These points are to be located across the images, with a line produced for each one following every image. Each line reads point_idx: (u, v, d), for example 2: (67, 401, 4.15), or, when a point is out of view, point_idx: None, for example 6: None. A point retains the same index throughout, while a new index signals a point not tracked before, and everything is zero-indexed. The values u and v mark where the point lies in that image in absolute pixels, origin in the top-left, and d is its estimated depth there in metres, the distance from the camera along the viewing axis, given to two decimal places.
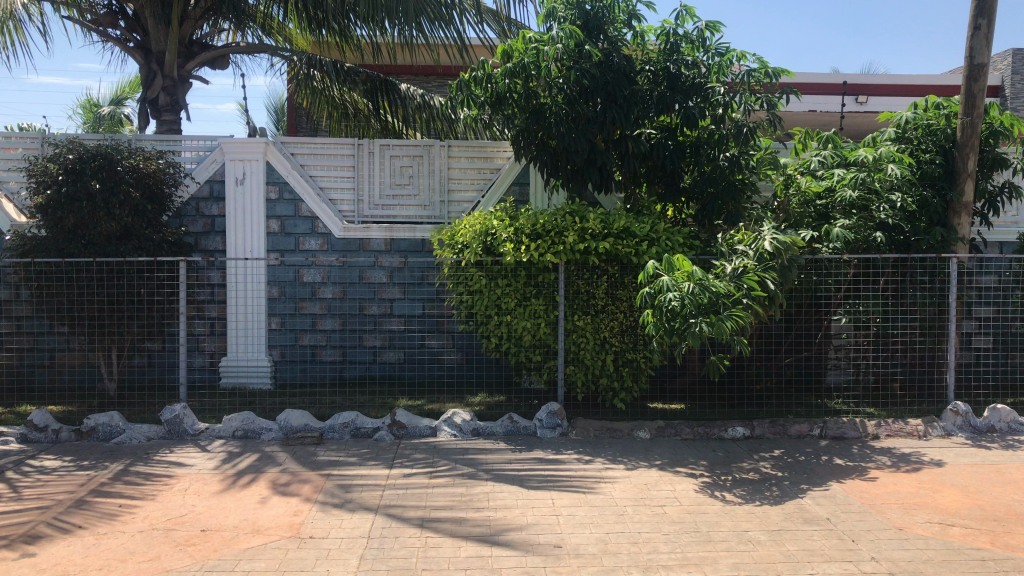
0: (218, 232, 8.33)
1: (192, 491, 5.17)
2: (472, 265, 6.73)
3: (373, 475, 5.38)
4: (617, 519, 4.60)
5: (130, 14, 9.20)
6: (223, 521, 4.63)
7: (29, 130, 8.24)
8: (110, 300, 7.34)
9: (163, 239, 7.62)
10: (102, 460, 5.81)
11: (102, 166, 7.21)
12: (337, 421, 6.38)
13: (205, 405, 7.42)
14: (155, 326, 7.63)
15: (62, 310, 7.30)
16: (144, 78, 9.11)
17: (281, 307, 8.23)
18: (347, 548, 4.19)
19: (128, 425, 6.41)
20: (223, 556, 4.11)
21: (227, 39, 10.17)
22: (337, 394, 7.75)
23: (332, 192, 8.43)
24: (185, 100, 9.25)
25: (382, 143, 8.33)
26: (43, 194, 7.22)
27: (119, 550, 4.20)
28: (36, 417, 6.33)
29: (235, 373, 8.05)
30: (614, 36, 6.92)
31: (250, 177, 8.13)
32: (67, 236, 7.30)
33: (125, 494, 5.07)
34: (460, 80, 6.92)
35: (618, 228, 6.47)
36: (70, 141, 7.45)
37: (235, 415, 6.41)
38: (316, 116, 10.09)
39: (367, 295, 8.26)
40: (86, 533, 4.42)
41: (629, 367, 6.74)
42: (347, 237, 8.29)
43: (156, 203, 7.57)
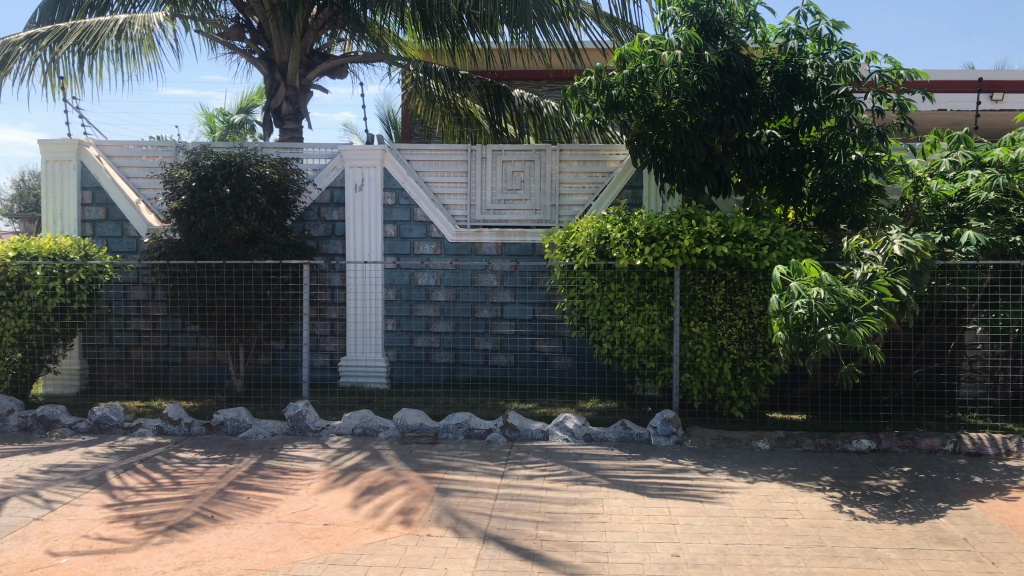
0: (339, 236, 8.56)
1: (315, 485, 5.35)
2: (584, 269, 6.73)
3: (489, 477, 5.44)
4: (736, 530, 4.49)
5: (255, 26, 9.64)
6: (345, 515, 4.76)
7: (165, 139, 8.76)
8: (239, 299, 7.71)
9: (288, 243, 7.89)
10: (233, 454, 6.09)
11: (233, 173, 7.57)
12: (451, 421, 6.45)
13: (326, 403, 7.69)
14: (279, 326, 7.93)
15: (194, 309, 7.76)
16: (268, 87, 9.51)
17: (397, 309, 8.44)
18: (463, 547, 4.23)
19: (254, 420, 6.70)
20: (346, 550, 4.22)
21: (345, 49, 10.51)
22: (452, 395, 7.93)
23: (446, 197, 8.57)
24: (306, 108, 9.61)
25: (494, 148, 8.44)
26: (178, 200, 7.63)
27: (249, 540, 4.39)
28: (171, 412, 6.75)
29: (354, 373, 8.29)
30: (734, 37, 6.77)
31: (368, 184, 8.39)
32: (200, 239, 7.66)
33: (256, 486, 5.30)
34: (575, 85, 6.88)
35: (736, 232, 6.29)
36: (202, 149, 7.81)
37: (354, 413, 6.60)
38: (430, 123, 10.36)
39: (479, 298, 8.39)
40: (220, 523, 4.65)
41: (747, 376, 6.56)
42: (459, 241, 8.40)
43: (280, 209, 7.88)
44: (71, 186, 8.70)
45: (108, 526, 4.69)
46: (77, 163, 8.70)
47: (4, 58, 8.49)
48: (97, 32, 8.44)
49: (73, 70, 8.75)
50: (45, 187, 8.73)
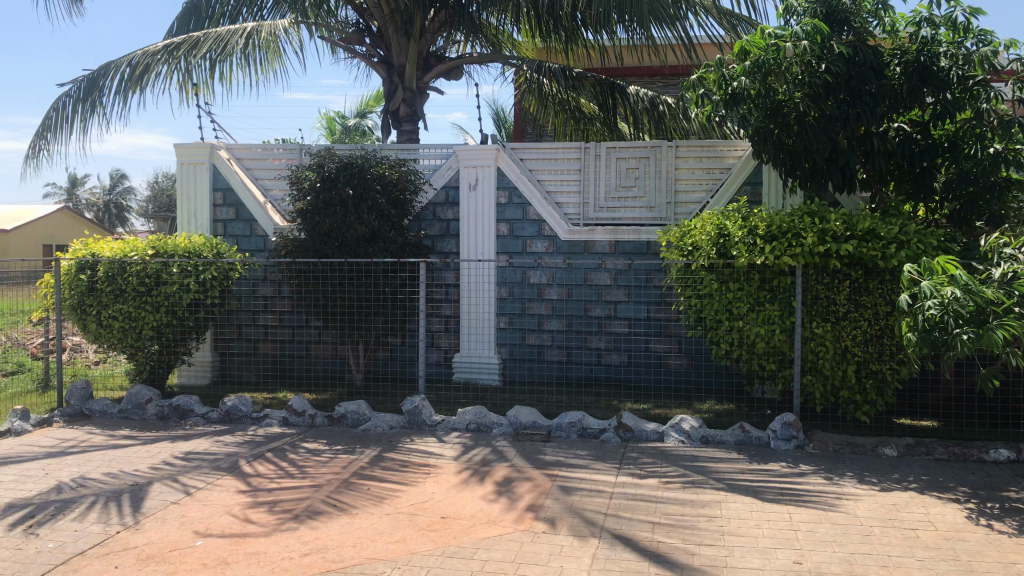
0: (453, 235, 8.70)
1: (433, 478, 5.48)
2: (702, 268, 6.61)
3: (604, 477, 5.42)
4: (862, 540, 4.32)
5: (375, 30, 9.90)
6: (461, 509, 4.85)
7: (290, 142, 9.13)
8: (359, 296, 7.96)
9: (406, 242, 8.09)
10: (354, 446, 6.30)
11: (355, 174, 7.81)
12: (564, 420, 6.46)
13: (442, 399, 7.89)
14: (397, 323, 8.14)
15: (318, 306, 8.06)
16: (386, 90, 9.76)
17: (510, 307, 8.50)
18: (580, 546, 4.24)
19: (373, 413, 6.92)
20: (463, 544, 4.30)
21: (460, 50, 10.68)
22: (565, 392, 7.96)
23: (559, 195, 8.58)
24: (423, 110, 9.81)
25: (608, 146, 8.39)
26: (304, 201, 7.93)
27: (371, 530, 4.53)
28: (295, 403, 7.04)
29: (467, 369, 8.41)
30: (861, 27, 6.54)
31: (482, 182, 8.47)
32: (323, 238, 7.92)
33: (376, 478, 5.47)
34: (694, 78, 6.80)
35: (862, 229, 6.05)
36: (325, 151, 8.09)
37: (469, 409, 6.70)
38: (543, 122, 10.40)
39: (591, 297, 8.33)
40: (343, 513, 4.82)
41: (873, 380, 6.31)
42: (573, 240, 8.39)
43: (398, 208, 8.08)
44: (204, 188, 9.17)
45: (240, 512, 4.94)
46: (209, 165, 9.16)
47: (143, 67, 9.01)
48: (228, 41, 8.85)
49: (206, 78, 9.21)
50: (181, 189, 9.23)
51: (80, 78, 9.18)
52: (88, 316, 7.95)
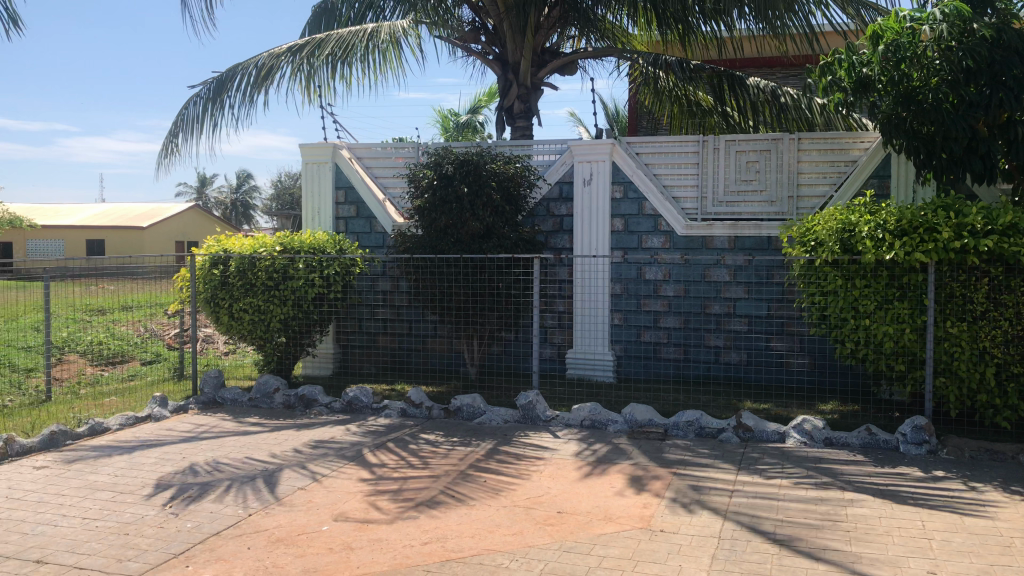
0: (567, 231, 8.71)
1: (548, 473, 5.51)
2: (827, 264, 6.41)
3: (722, 477, 5.32)
4: (1003, 551, 4.08)
5: (490, 28, 10.00)
6: (578, 505, 4.85)
7: (408, 141, 9.36)
8: (474, 291, 8.06)
9: (519, 238, 8.13)
10: (471, 438, 6.41)
11: (471, 172, 7.91)
12: (681, 418, 6.38)
13: (557, 395, 7.90)
14: (511, 318, 8.22)
15: (435, 300, 8.21)
16: (501, 87, 9.85)
17: (625, 304, 8.44)
18: (699, 545, 4.17)
19: (488, 407, 7.02)
20: (580, 539, 4.31)
21: (573, 46, 10.68)
22: (682, 391, 7.86)
23: (676, 189, 8.45)
24: (538, 106, 9.84)
25: (727, 139, 8.20)
26: (421, 198, 8.09)
27: (488, 521, 4.60)
28: (413, 395, 7.23)
29: (581, 365, 8.40)
30: (1005, 8, 6.29)
31: (597, 178, 8.44)
32: (440, 234, 8.06)
33: (493, 471, 5.55)
34: (823, 64, 6.68)
35: (1003, 224, 5.72)
36: (442, 149, 8.23)
37: (584, 405, 6.70)
38: (658, 115, 10.26)
39: (710, 293, 8.18)
40: (461, 504, 4.91)
41: (1015, 385, 5.91)
42: (689, 235, 8.26)
43: (513, 204, 8.12)
44: (327, 186, 9.49)
45: (363, 499, 5.10)
46: (332, 164, 9.47)
47: (269, 68, 9.38)
48: (349, 41, 9.12)
49: (329, 78, 9.52)
50: (306, 187, 9.59)
51: (211, 81, 9.64)
52: (221, 307, 8.38)
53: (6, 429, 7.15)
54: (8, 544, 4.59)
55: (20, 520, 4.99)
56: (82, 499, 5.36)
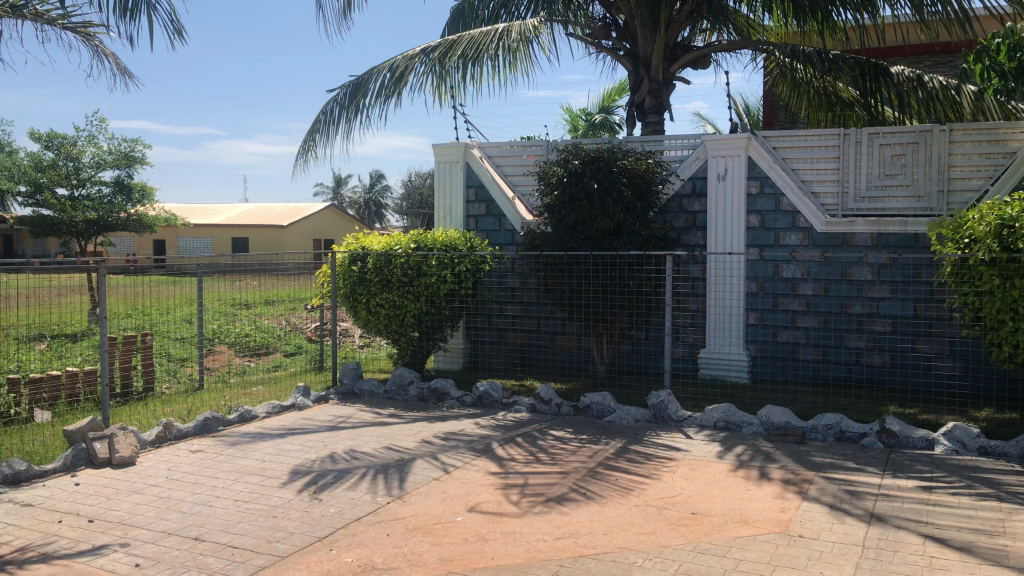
0: (700, 228, 8.54)
1: (681, 474, 5.44)
2: (983, 264, 5.99)
3: (866, 483, 5.11)
4: None
5: (621, 24, 9.92)
6: (712, 506, 4.77)
7: (537, 139, 9.43)
8: (604, 288, 8.04)
9: (651, 235, 8.02)
10: (601, 436, 6.41)
11: (602, 168, 7.85)
12: (820, 422, 6.15)
13: (688, 394, 7.81)
14: (641, 316, 8.16)
15: (564, 298, 8.24)
16: (632, 83, 9.77)
17: (761, 303, 8.22)
18: (841, 553, 4.01)
19: (618, 405, 7.01)
20: (715, 541, 4.23)
21: (706, 39, 10.47)
22: (819, 394, 7.61)
23: (815, 184, 8.14)
24: (669, 101, 9.71)
25: (870, 132, 7.85)
26: (551, 195, 8.12)
27: (621, 520, 4.59)
28: (542, 391, 7.30)
29: (713, 365, 8.25)
30: None
31: (732, 173, 8.25)
32: (570, 232, 8.08)
33: (625, 470, 5.53)
34: (981, 49, 6.25)
35: None
36: (573, 146, 8.24)
37: (717, 406, 6.58)
38: (795, 107, 9.93)
39: (851, 293, 7.88)
40: (593, 501, 4.93)
41: None
42: (830, 232, 7.96)
43: (645, 200, 8.03)
44: (458, 185, 9.68)
45: (496, 493, 5.19)
46: (463, 163, 9.66)
47: (403, 70, 9.64)
48: (481, 41, 9.27)
49: (461, 78, 9.70)
50: (439, 186, 9.81)
51: (347, 84, 10.01)
52: (358, 302, 8.71)
53: (164, 414, 7.67)
54: (169, 521, 4.93)
55: (179, 499, 5.35)
56: (233, 482, 5.69)
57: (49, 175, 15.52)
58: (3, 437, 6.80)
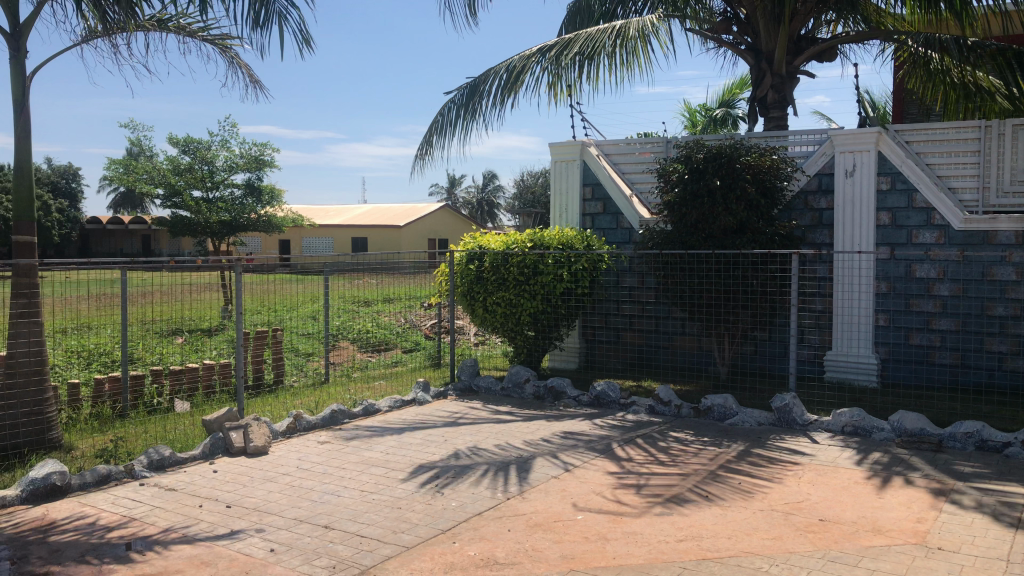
0: (826, 225, 8.25)
1: (808, 479, 5.28)
2: None
3: (1010, 494, 4.83)
4: None
5: (743, 17, 9.68)
6: (842, 514, 4.61)
7: (655, 137, 9.35)
8: (726, 288, 7.88)
9: (775, 233, 7.80)
10: (722, 439, 6.31)
11: (724, 165, 7.74)
12: (958, 429, 5.85)
13: (815, 397, 7.57)
14: (766, 316, 7.97)
15: (684, 297, 8.12)
16: (754, 77, 9.53)
17: (892, 304, 7.90)
18: (984, 568, 3.81)
19: (740, 408, 6.90)
20: (846, 550, 4.09)
21: (831, 31, 10.11)
22: (957, 401, 7.22)
23: (952, 179, 7.77)
24: (793, 95, 9.43)
25: (1014, 122, 7.38)
26: (671, 192, 8.03)
27: (745, 524, 4.50)
28: (662, 392, 7.22)
29: (840, 368, 7.96)
30: None
31: (860, 169, 7.94)
32: (690, 230, 7.97)
33: (748, 473, 5.42)
34: None
35: None
36: (694, 143, 8.12)
37: (845, 410, 6.37)
38: (930, 98, 9.46)
39: (993, 294, 7.50)
40: (715, 504, 4.85)
41: None
42: (969, 230, 7.54)
43: (768, 197, 7.84)
44: (575, 184, 9.68)
45: (616, 492, 5.18)
46: (580, 162, 9.65)
47: (519, 70, 9.71)
48: (598, 39, 9.26)
49: (578, 77, 9.72)
50: (556, 185, 9.83)
51: (465, 86, 10.18)
52: (476, 300, 8.85)
53: (293, 406, 8.01)
54: (300, 508, 5.14)
55: (309, 488, 5.57)
56: (359, 473, 5.88)
57: (186, 178, 16.45)
58: (148, 424, 7.25)
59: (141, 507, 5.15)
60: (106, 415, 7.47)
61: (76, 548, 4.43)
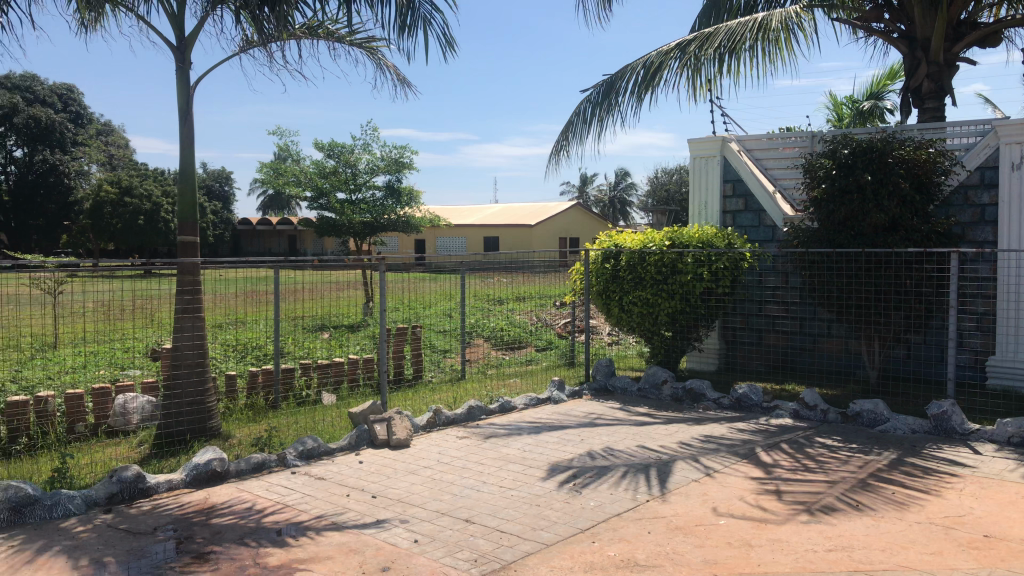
0: (989, 222, 7.75)
1: (969, 492, 4.97)
2: None
3: None
4: None
5: (895, 4, 9.19)
6: (1009, 530, 4.31)
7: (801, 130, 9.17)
8: (877, 289, 7.48)
9: (932, 230, 7.37)
10: (873, 446, 6.03)
11: (876, 159, 7.38)
12: None
13: (976, 406, 7.11)
14: (920, 318, 7.50)
15: (832, 297, 7.76)
16: (908, 67, 9.04)
17: None
18: None
19: (892, 414, 6.57)
20: (1015, 569, 3.82)
21: (994, 14, 9.46)
22: None
23: None
24: (951, 84, 8.90)
25: None
26: (818, 189, 7.74)
27: (900, 536, 4.28)
28: (807, 396, 6.98)
29: (1003, 374, 7.48)
30: None
31: None
32: (838, 227, 7.65)
33: (901, 483, 5.15)
34: None
35: None
36: (843, 137, 7.80)
37: (1012, 419, 5.93)
38: None
39: None
40: (867, 514, 4.63)
41: None
42: None
43: (924, 192, 7.40)
44: (715, 181, 9.47)
45: (759, 497, 5.04)
46: (720, 158, 9.43)
47: (656, 66, 9.59)
48: (739, 32, 9.01)
49: (718, 72, 9.51)
50: (695, 181, 9.66)
51: (601, 83, 10.14)
52: (612, 300, 8.80)
53: (433, 402, 8.22)
54: (442, 502, 5.27)
55: (450, 482, 5.70)
56: (497, 469, 5.97)
57: (331, 181, 17.18)
58: (298, 415, 7.61)
59: (294, 494, 5.41)
60: (260, 406, 7.91)
61: (236, 531, 4.70)
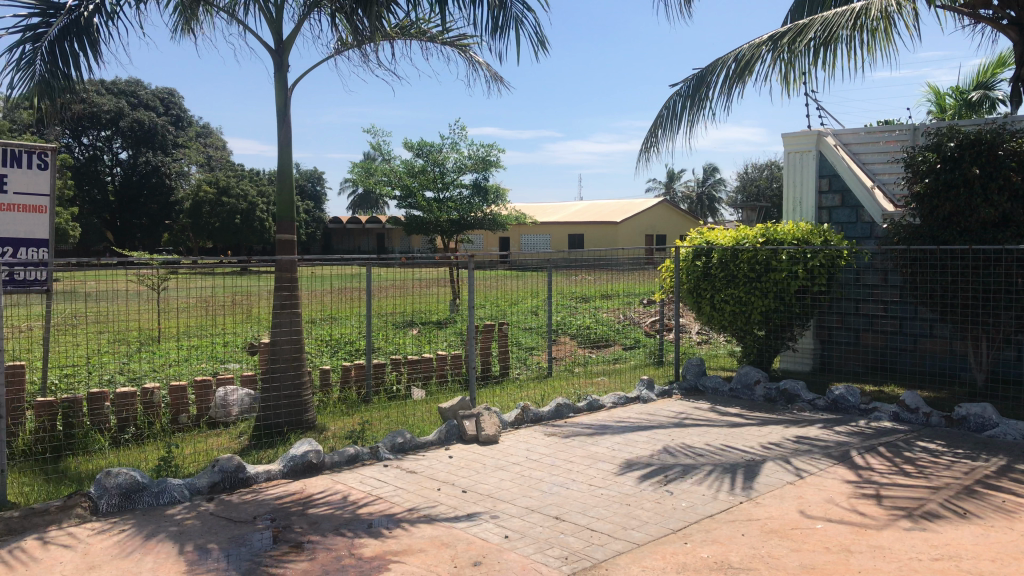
0: None
1: None
2: None
3: None
4: None
5: None
6: None
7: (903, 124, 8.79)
8: (984, 288, 7.13)
9: None
10: (979, 452, 5.77)
11: (985, 152, 7.06)
12: None
13: None
14: None
15: (936, 295, 7.44)
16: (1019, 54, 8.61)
17: None
18: None
19: (1001, 419, 6.29)
20: None
21: None
22: None
23: None
24: None
25: None
26: (920, 183, 7.45)
27: (1012, 546, 4.09)
28: (908, 399, 6.78)
29: None
30: None
31: None
32: (942, 223, 7.35)
33: (1012, 490, 4.92)
34: None
35: None
36: (948, 129, 7.49)
37: None
38: None
39: None
40: (975, 521, 4.44)
41: None
42: None
43: None
44: (810, 176, 9.22)
45: (858, 502, 4.89)
46: (816, 152, 9.19)
47: (748, 59, 9.38)
48: (836, 23, 8.72)
49: (813, 64, 9.24)
50: (789, 177, 9.44)
51: (691, 77, 9.99)
52: (703, 298, 8.67)
53: (521, 398, 8.26)
54: (531, 498, 5.29)
55: (538, 478, 5.72)
56: (586, 467, 5.96)
57: (420, 180, 17.42)
58: (389, 410, 7.75)
59: (386, 487, 5.52)
60: (353, 400, 8.10)
61: (332, 521, 4.82)
